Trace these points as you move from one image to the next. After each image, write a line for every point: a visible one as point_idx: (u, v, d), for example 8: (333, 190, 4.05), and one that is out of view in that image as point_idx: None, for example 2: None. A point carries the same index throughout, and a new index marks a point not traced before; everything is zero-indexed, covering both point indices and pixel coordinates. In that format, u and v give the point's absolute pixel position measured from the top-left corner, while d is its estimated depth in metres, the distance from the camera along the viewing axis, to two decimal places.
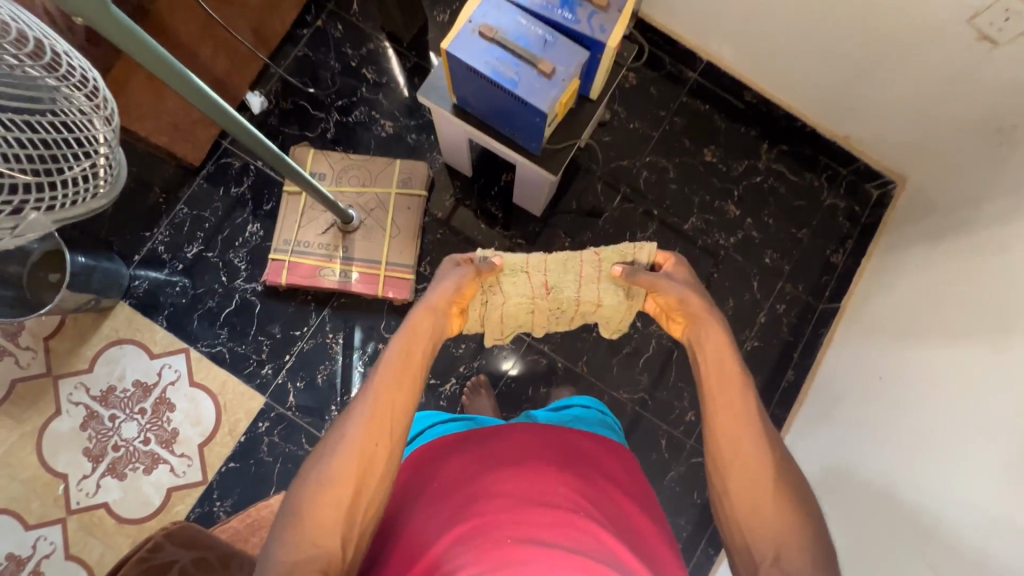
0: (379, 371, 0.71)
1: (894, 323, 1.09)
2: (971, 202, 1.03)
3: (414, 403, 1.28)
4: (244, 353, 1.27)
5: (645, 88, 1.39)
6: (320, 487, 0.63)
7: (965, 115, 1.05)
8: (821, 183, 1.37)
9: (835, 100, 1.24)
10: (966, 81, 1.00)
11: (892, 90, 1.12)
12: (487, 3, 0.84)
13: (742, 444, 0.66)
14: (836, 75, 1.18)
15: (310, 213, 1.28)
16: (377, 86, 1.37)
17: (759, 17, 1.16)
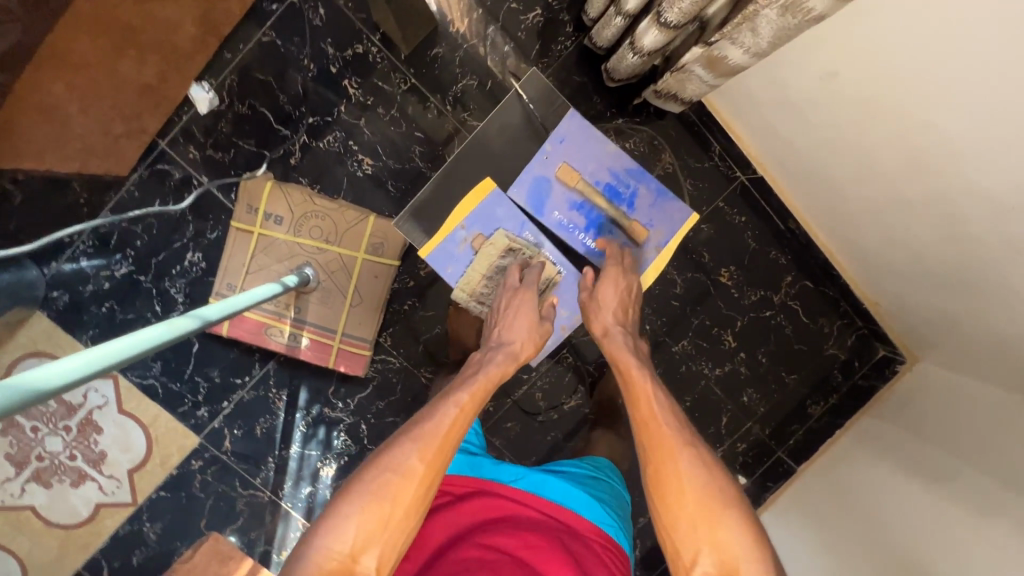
0: (445, 408, 0.75)
1: (837, 526, 1.08)
2: (961, 453, 0.96)
3: (353, 470, 1.24)
4: (179, 391, 1.19)
5: (680, 181, 1.17)
6: (372, 498, 0.65)
7: (1003, 363, 0.92)
8: (831, 331, 1.25)
9: (892, 278, 1.06)
10: (1017, 343, 0.86)
11: (946, 305, 0.97)
12: (475, 214, 1.04)
13: (672, 458, 0.72)
14: (903, 264, 0.99)
15: (262, 260, 1.10)
16: (360, 108, 1.10)
17: (837, 172, 0.93)
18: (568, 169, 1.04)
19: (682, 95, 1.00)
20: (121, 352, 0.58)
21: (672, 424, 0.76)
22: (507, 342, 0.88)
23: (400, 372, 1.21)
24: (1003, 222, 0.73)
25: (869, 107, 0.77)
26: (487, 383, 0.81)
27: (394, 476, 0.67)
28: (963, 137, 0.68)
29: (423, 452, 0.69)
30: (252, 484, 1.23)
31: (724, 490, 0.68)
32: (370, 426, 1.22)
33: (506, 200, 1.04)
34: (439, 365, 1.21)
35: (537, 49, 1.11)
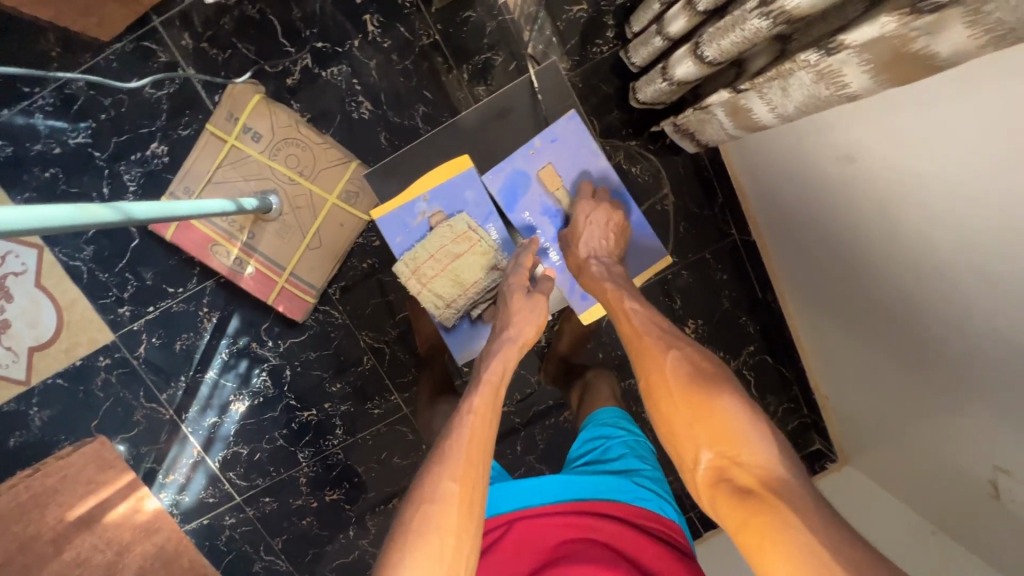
0: (457, 420, 0.74)
1: None
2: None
3: (264, 414, 1.18)
4: (105, 282, 1.12)
5: (674, 222, 1.14)
6: (420, 532, 0.63)
7: (926, 490, 0.91)
8: (775, 411, 1.24)
9: (858, 375, 1.00)
10: (944, 476, 0.86)
11: (891, 419, 0.95)
12: (440, 190, 1.00)
13: (657, 365, 0.74)
14: (872, 361, 0.93)
15: (227, 173, 1.03)
16: (373, 48, 1.04)
17: (823, 256, 0.92)
18: (550, 172, 1.00)
19: (699, 135, 0.96)
20: (16, 224, 0.49)
21: (649, 332, 0.78)
22: (511, 334, 0.87)
23: (339, 328, 1.16)
24: (974, 349, 0.69)
25: (886, 185, 0.71)
26: (494, 380, 0.80)
27: (433, 503, 0.65)
28: (962, 262, 0.65)
29: (453, 473, 0.68)
30: (155, 398, 1.17)
31: (711, 382, 0.69)
32: (295, 373, 1.17)
33: (478, 184, 1.01)
34: (382, 333, 1.16)
35: (572, 44, 1.06)
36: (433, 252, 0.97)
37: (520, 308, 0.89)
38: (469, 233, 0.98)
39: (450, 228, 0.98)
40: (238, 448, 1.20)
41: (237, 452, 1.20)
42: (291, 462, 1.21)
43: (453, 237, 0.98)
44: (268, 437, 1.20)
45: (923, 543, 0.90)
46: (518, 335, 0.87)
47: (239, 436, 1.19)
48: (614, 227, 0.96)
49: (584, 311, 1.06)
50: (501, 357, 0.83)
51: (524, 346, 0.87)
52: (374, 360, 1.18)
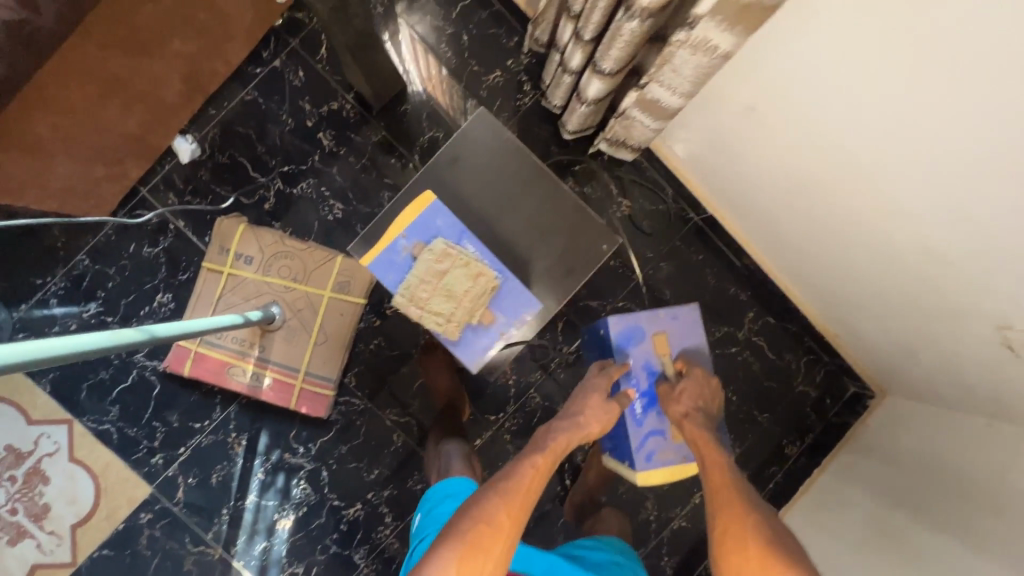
0: (516, 467, 0.81)
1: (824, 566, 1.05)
2: (937, 485, 0.94)
3: (312, 523, 1.17)
4: (134, 437, 1.16)
5: (638, 223, 1.23)
6: (463, 550, 0.71)
7: (959, 385, 0.93)
8: (799, 368, 1.25)
9: (858, 308, 1.03)
10: (966, 361, 0.88)
11: (900, 330, 0.98)
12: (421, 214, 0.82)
13: (734, 517, 0.72)
14: (867, 295, 0.98)
15: (230, 299, 1.12)
16: (332, 157, 1.18)
17: (803, 230, 0.98)
18: (662, 340, 1.00)
19: (630, 142, 1.07)
20: (62, 350, 0.56)
21: (731, 484, 0.77)
22: (580, 420, 0.90)
23: (363, 414, 1.19)
24: (931, 227, 0.74)
25: (824, 150, 0.80)
26: (558, 450, 0.85)
27: (486, 529, 0.72)
28: (882, 159, 0.73)
29: (503, 505, 0.75)
30: (202, 539, 1.16)
31: (790, 551, 0.66)
32: (332, 472, 1.18)
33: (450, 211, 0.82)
34: (404, 407, 1.20)
35: (498, 104, 1.21)
36: (423, 278, 0.80)
37: (596, 407, 0.91)
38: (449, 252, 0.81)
39: (435, 247, 0.81)
40: (294, 568, 1.17)
41: (293, 572, 1.17)
42: (349, 567, 1.18)
43: (442, 257, 0.81)
44: (320, 547, 1.18)
45: (983, 439, 0.91)
46: (587, 411, 0.91)
47: (292, 555, 1.17)
48: (707, 403, 0.93)
49: (643, 473, 0.96)
50: (568, 429, 0.88)
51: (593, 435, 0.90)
52: (405, 436, 1.19)
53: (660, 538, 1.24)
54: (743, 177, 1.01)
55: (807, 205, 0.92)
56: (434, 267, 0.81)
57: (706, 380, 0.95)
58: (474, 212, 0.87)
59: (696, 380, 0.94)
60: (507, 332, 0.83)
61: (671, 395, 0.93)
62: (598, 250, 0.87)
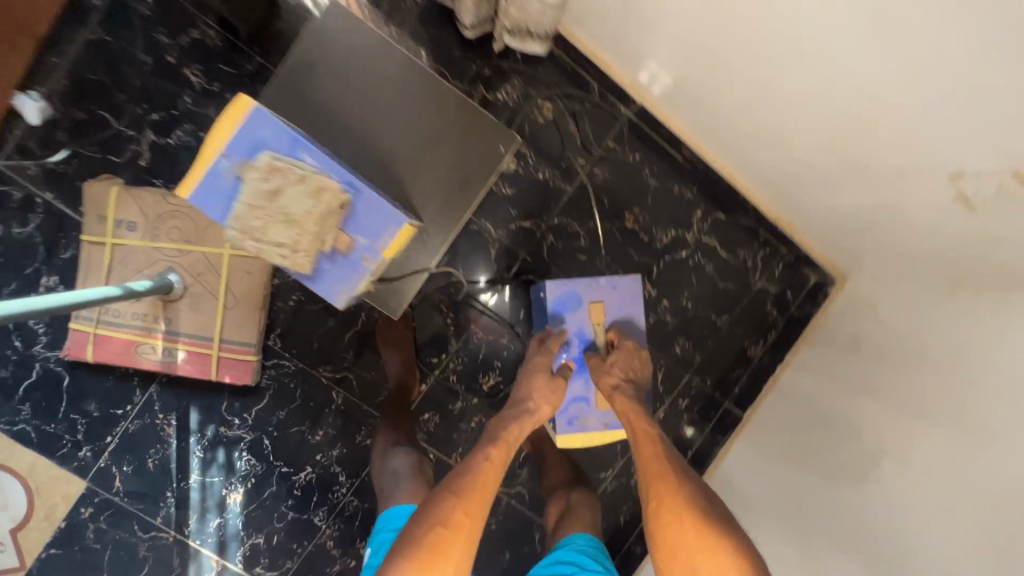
0: (472, 459, 0.80)
1: (787, 446, 1.03)
2: (892, 363, 0.88)
3: (263, 492, 1.12)
4: (54, 433, 1.08)
5: (564, 126, 1.10)
6: (430, 552, 0.67)
7: (917, 255, 0.85)
8: (755, 263, 1.16)
9: (808, 183, 0.93)
10: (918, 221, 0.79)
11: (849, 199, 0.88)
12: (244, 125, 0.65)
13: (666, 491, 0.77)
14: (817, 163, 0.86)
15: (120, 272, 1.01)
16: (205, 96, 1.03)
17: (740, 114, 0.90)
18: (598, 310, 1.02)
19: (534, 27, 0.92)
20: None
21: (664, 458, 0.82)
22: (529, 406, 0.90)
23: (296, 376, 1.11)
24: (865, 61, 0.64)
25: (744, 14, 0.69)
26: (511, 439, 0.85)
27: (444, 529, 0.70)
28: None
29: (464, 501, 0.73)
30: (152, 524, 1.11)
31: (719, 517, 0.72)
32: (274, 440, 1.12)
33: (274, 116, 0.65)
34: (338, 362, 1.11)
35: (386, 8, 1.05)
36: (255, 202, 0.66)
37: (540, 387, 0.92)
38: (278, 166, 0.65)
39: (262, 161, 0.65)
40: (254, 540, 1.13)
41: (254, 543, 1.14)
42: (311, 531, 1.14)
43: (273, 175, 0.65)
44: (277, 515, 1.13)
45: (938, 305, 0.83)
46: (536, 390, 0.91)
47: (249, 527, 1.13)
48: (637, 376, 0.96)
49: (564, 437, 1.02)
50: (521, 417, 0.89)
51: (540, 420, 0.91)
52: (344, 392, 1.12)
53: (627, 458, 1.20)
54: (667, 54, 0.89)
55: (732, 68, 0.80)
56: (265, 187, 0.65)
57: (637, 354, 0.97)
58: (343, 127, 0.75)
59: (626, 354, 0.96)
60: (374, 255, 0.69)
61: (603, 367, 0.95)
62: (496, 152, 0.77)
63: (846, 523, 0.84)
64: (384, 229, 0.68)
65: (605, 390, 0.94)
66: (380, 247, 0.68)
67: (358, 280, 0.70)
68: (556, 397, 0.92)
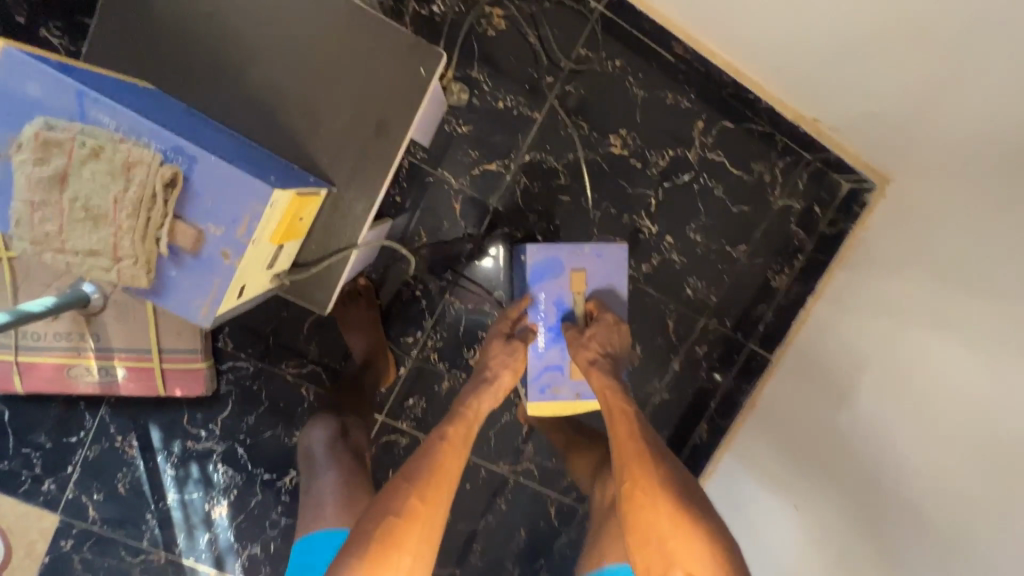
0: (433, 443, 0.76)
1: (813, 368, 0.92)
2: (945, 278, 0.73)
3: (249, 502, 1.03)
4: (11, 469, 0.98)
5: (522, 37, 0.89)
6: (389, 548, 0.64)
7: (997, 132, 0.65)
8: (773, 177, 0.97)
9: (854, 56, 0.72)
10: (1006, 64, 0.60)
11: (922, 63, 0.67)
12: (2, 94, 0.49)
13: (642, 472, 0.74)
14: (883, 20, 0.65)
15: (29, 289, 0.87)
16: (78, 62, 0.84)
17: None
18: (581, 278, 0.88)
19: None
20: None
21: (642, 437, 0.78)
22: (488, 377, 0.84)
23: (257, 376, 0.98)
24: None
25: None
26: (473, 418, 0.81)
27: (398, 519, 0.66)
28: None
29: (426, 492, 0.70)
30: (139, 549, 1.03)
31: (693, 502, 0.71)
32: (249, 447, 1.01)
33: (41, 67, 0.48)
34: (302, 354, 0.98)
35: None
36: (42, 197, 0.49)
37: (498, 353, 0.86)
38: (66, 142, 0.48)
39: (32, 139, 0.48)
40: (250, 551, 1.05)
41: (251, 555, 1.06)
42: None
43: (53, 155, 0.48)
44: (269, 524, 1.05)
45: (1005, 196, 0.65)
46: (500, 362, 0.85)
47: (242, 539, 1.05)
48: (617, 351, 0.87)
49: (533, 404, 0.90)
50: (484, 390, 0.84)
51: (505, 390, 0.85)
52: (315, 387, 0.99)
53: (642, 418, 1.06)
54: None
55: None
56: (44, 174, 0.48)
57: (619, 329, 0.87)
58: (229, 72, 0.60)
59: (605, 327, 0.86)
60: (232, 244, 0.51)
61: (581, 339, 0.84)
62: (417, 77, 0.60)
63: (845, 464, 0.77)
64: (235, 202, 0.50)
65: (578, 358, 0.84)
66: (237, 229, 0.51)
67: (221, 284, 0.53)
68: (517, 364, 0.85)
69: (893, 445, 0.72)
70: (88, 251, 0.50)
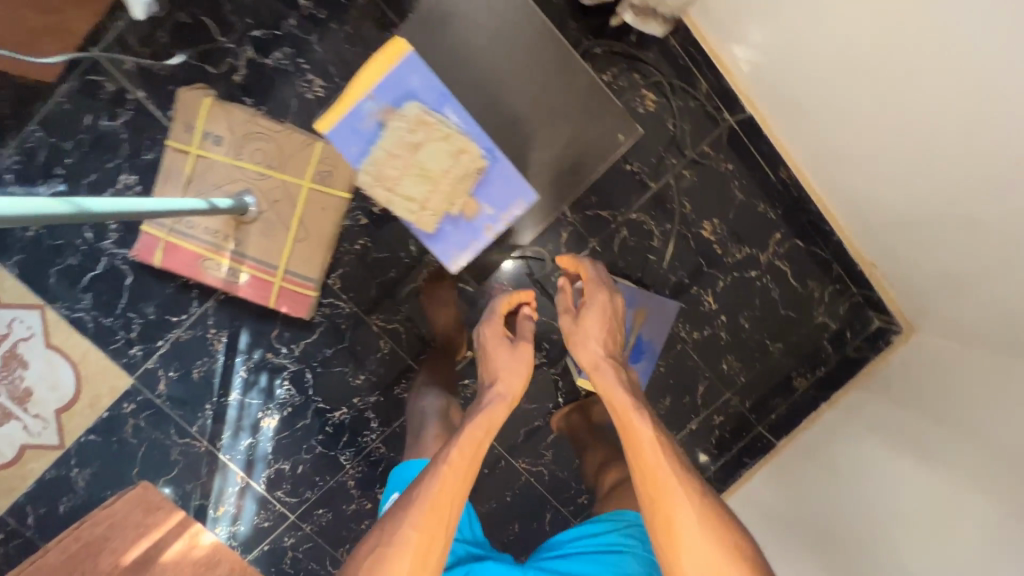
0: (430, 474, 0.68)
1: (807, 441, 1.14)
2: (922, 402, 0.97)
3: (297, 423, 1.15)
4: (111, 327, 1.10)
5: (663, 121, 1.06)
6: None
7: (995, 323, 0.86)
8: (822, 296, 1.15)
9: (908, 240, 0.94)
10: (985, 287, 0.85)
11: (942, 268, 0.91)
12: (394, 74, 0.86)
13: (667, 501, 0.62)
14: (929, 236, 0.89)
15: (199, 186, 1.01)
16: (311, 22, 1.00)
17: (844, 123, 0.88)
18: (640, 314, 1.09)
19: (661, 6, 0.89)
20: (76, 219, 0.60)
21: (668, 451, 0.66)
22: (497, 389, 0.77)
23: (348, 318, 1.12)
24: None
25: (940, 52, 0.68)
26: (479, 429, 0.72)
27: (390, 549, 0.63)
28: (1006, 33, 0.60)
29: (415, 527, 0.64)
30: (187, 432, 1.15)
31: (721, 526, 0.62)
32: (316, 375, 1.14)
33: (423, 67, 0.86)
34: (392, 312, 1.12)
35: None
36: (406, 150, 0.85)
37: (502, 358, 0.81)
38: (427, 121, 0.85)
39: (408, 117, 0.85)
40: (280, 464, 1.18)
41: (279, 468, 1.18)
42: (334, 467, 1.18)
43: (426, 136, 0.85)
44: (306, 447, 1.17)
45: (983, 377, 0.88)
46: (501, 376, 0.78)
47: (277, 453, 1.17)
48: (614, 330, 0.80)
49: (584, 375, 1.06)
50: (485, 410, 0.74)
51: (514, 400, 0.77)
52: (392, 343, 1.13)
53: None
54: (792, 58, 0.88)
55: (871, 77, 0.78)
56: (404, 140, 0.85)
57: (610, 306, 0.82)
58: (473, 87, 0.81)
59: (596, 311, 0.80)
60: (492, 224, 0.88)
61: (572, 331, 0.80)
62: None
63: (827, 505, 1.00)
64: (507, 198, 0.88)
65: (588, 365, 0.76)
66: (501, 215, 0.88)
67: (476, 243, 0.88)
68: (526, 369, 0.79)
69: (856, 520, 0.94)
70: (416, 190, 0.85)
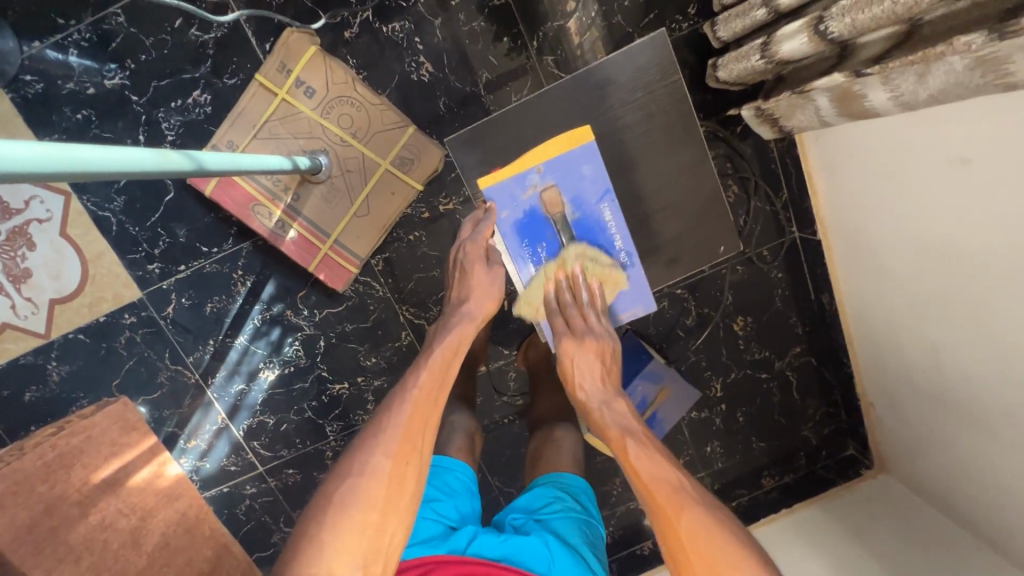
0: (398, 402, 0.71)
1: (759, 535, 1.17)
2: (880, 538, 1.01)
3: (294, 385, 1.14)
4: (135, 236, 1.05)
5: (736, 215, 1.10)
6: (345, 499, 0.62)
7: (965, 499, 0.94)
8: (813, 413, 1.24)
9: (912, 401, 0.99)
10: (967, 469, 0.91)
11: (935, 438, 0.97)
12: (569, 155, 0.89)
13: (664, 500, 0.67)
14: (936, 408, 0.93)
15: (275, 130, 0.97)
16: (439, 6, 0.97)
17: (880, 250, 0.92)
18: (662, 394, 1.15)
19: (785, 122, 0.90)
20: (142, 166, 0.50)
21: (667, 464, 0.72)
22: (468, 310, 0.86)
23: (379, 301, 1.11)
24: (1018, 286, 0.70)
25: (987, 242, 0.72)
26: (445, 358, 0.78)
27: (356, 474, 0.63)
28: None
29: (381, 450, 0.66)
30: (182, 359, 1.12)
31: (710, 517, 0.65)
32: (329, 344, 1.12)
33: (597, 158, 0.89)
34: (424, 308, 1.12)
35: (650, 18, 0.98)
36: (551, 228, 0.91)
37: (477, 279, 0.88)
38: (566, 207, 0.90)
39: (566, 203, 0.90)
40: (264, 417, 1.16)
41: (262, 421, 1.16)
42: (317, 435, 1.18)
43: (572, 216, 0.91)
44: (296, 409, 1.16)
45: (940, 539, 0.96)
46: (475, 308, 0.86)
47: (265, 405, 1.16)
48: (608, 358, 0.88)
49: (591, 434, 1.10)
50: (457, 343, 0.81)
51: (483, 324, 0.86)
52: (413, 337, 1.13)
53: (613, 512, 1.25)
54: (862, 194, 0.91)
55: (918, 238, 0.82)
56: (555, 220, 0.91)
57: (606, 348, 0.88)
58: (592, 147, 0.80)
59: (591, 354, 0.86)
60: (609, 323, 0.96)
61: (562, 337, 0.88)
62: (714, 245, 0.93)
63: None
64: (631, 299, 0.95)
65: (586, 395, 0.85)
66: (622, 314, 0.96)
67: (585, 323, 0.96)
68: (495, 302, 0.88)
69: None
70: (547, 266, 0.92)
